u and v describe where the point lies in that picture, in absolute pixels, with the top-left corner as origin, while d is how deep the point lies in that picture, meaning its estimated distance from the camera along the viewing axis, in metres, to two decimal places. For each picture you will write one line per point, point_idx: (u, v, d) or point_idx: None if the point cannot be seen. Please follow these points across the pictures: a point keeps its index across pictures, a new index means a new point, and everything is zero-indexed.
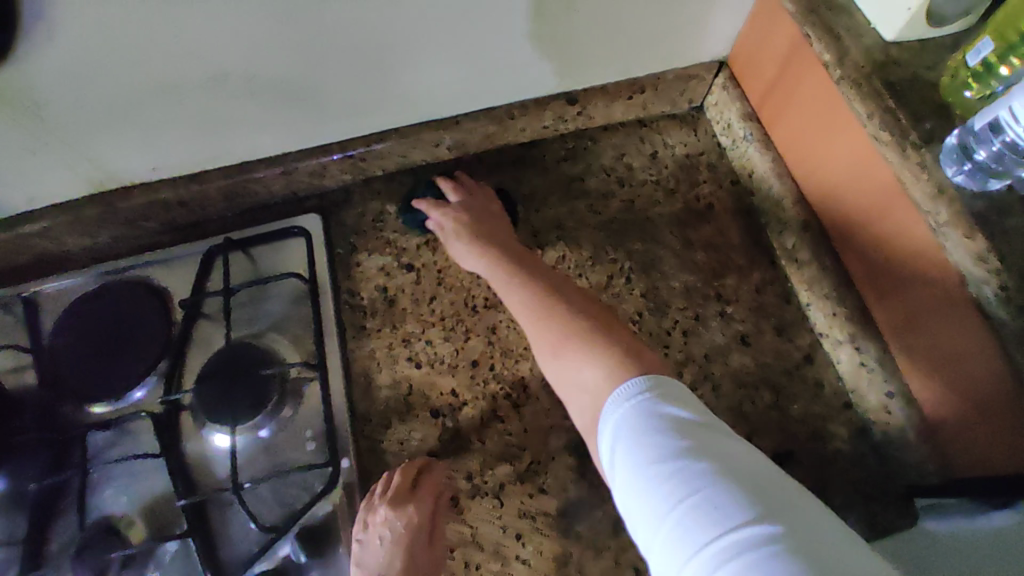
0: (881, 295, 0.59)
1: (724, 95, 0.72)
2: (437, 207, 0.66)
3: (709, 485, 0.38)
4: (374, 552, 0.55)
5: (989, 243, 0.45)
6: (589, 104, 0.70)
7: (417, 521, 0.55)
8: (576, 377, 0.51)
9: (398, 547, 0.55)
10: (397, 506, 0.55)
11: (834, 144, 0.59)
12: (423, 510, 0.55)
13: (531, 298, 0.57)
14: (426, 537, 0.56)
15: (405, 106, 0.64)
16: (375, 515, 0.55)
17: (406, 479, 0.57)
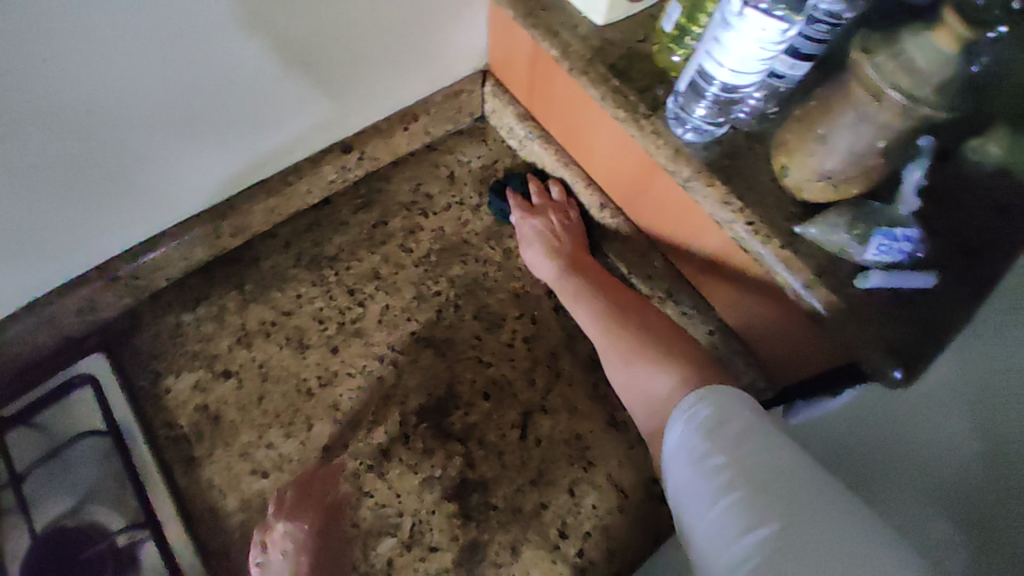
0: (677, 254, 0.63)
1: (498, 101, 0.71)
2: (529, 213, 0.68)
3: (741, 493, 0.42)
4: (278, 569, 0.54)
5: (728, 187, 0.47)
6: (366, 147, 0.67)
7: (315, 529, 0.55)
8: (646, 387, 0.54)
9: (302, 556, 0.54)
10: (293, 514, 0.55)
11: (593, 131, 0.61)
12: (317, 517, 0.56)
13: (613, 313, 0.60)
14: (331, 544, 0.56)
15: (152, 210, 0.57)
16: (274, 528, 0.55)
17: (299, 486, 0.57)
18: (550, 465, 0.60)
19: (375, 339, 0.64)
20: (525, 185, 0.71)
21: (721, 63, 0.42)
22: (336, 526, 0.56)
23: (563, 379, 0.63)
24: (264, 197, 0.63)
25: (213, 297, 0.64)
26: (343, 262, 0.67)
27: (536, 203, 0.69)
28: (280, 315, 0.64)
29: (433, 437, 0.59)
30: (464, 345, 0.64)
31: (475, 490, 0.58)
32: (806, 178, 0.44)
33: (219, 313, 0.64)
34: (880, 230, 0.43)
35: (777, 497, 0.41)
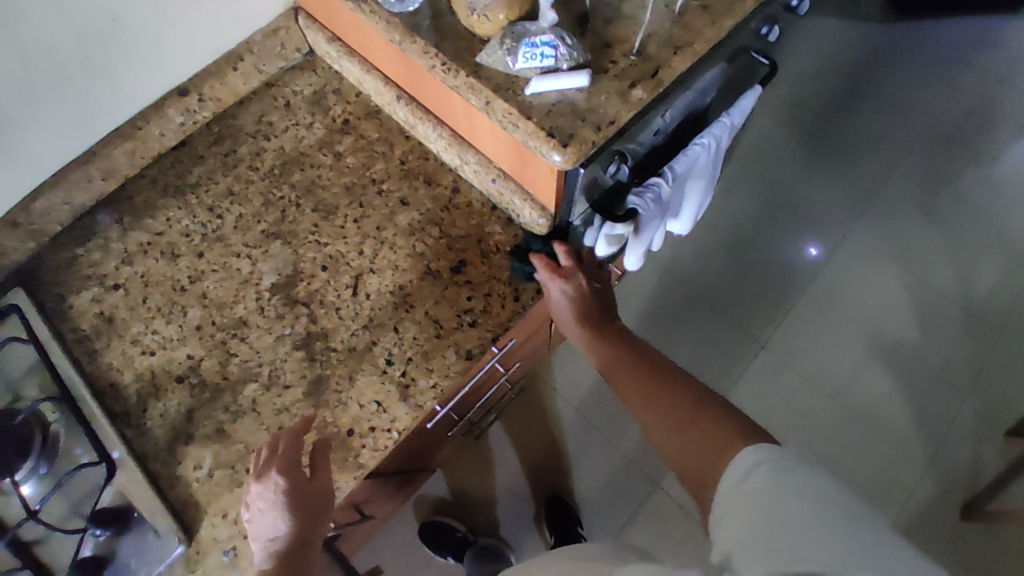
0: (453, 123, 0.73)
1: (311, 32, 0.84)
2: (554, 274, 0.69)
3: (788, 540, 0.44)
4: (261, 523, 0.57)
5: (426, 41, 0.58)
6: (203, 90, 0.81)
7: (286, 482, 0.57)
8: (661, 440, 0.56)
9: (279, 513, 0.56)
10: (264, 477, 0.57)
11: (365, 31, 0.72)
12: (286, 470, 0.58)
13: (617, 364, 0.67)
14: (305, 492, 0.58)
15: (27, 162, 0.71)
16: (249, 493, 0.57)
17: (271, 449, 0.59)
18: (378, 311, 0.71)
19: (232, 241, 0.77)
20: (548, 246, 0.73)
21: None
22: (309, 476, 0.59)
23: (386, 245, 0.75)
24: (121, 143, 0.77)
25: (98, 232, 0.79)
26: (202, 188, 0.81)
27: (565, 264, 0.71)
28: (154, 236, 0.78)
29: (284, 304, 0.73)
30: (305, 232, 0.77)
31: (319, 338, 0.71)
32: (467, 15, 0.55)
33: (105, 243, 0.78)
34: (521, 42, 0.53)
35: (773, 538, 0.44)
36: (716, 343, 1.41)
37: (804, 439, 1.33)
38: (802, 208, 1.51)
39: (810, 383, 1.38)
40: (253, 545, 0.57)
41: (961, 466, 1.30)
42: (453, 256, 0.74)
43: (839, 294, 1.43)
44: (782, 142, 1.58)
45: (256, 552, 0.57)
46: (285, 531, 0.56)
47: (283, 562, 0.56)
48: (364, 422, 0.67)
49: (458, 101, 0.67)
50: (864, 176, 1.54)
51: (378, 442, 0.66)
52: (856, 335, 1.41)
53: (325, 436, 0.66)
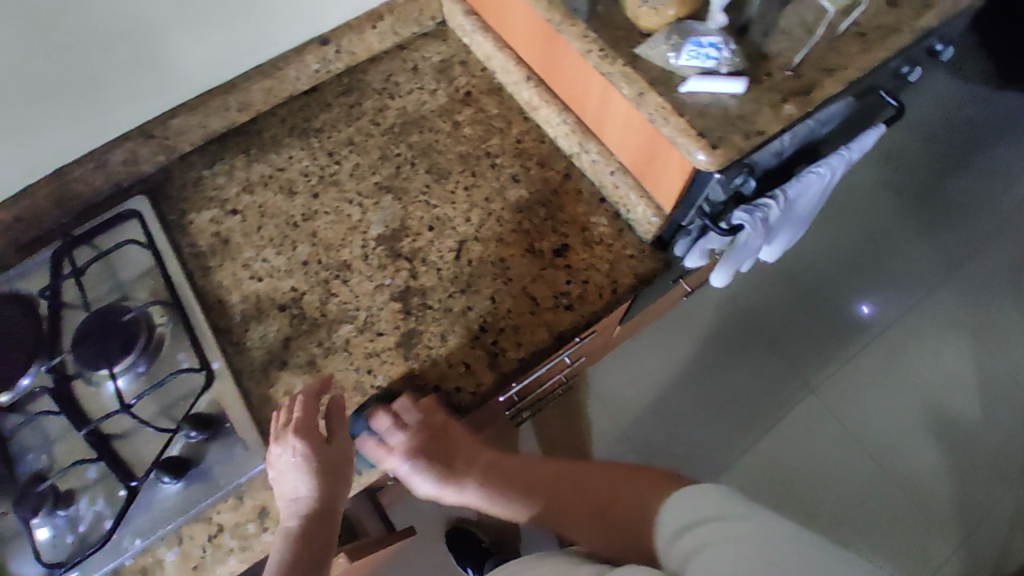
0: (583, 107, 0.74)
1: (450, 4, 0.87)
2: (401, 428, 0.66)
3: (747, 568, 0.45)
4: (283, 482, 0.62)
5: (586, 26, 0.60)
6: (341, 42, 0.84)
7: (304, 445, 0.61)
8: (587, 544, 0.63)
9: (298, 474, 0.61)
10: (283, 440, 0.62)
11: (513, 7, 0.74)
12: (304, 433, 0.62)
13: (581, 487, 0.67)
14: (324, 454, 0.62)
15: (177, 81, 0.76)
16: (271, 455, 0.62)
17: (289, 416, 0.64)
18: (478, 278, 0.74)
19: (347, 188, 0.80)
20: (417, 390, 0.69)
21: None
22: (327, 439, 0.63)
23: (493, 217, 0.77)
24: (260, 78, 0.81)
25: (226, 158, 0.83)
26: (324, 133, 0.84)
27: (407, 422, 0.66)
28: (276, 170, 0.82)
29: (387, 255, 0.75)
30: (417, 191, 0.79)
31: (417, 294, 0.73)
32: (635, 6, 0.57)
33: (230, 169, 0.82)
34: (689, 39, 0.55)
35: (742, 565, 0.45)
36: (765, 379, 1.39)
37: (837, 492, 1.31)
38: (876, 261, 1.49)
39: (853, 437, 1.35)
40: (280, 502, 0.62)
41: (995, 548, 1.27)
42: (556, 238, 0.76)
43: (901, 353, 1.41)
44: (866, 192, 1.55)
45: (282, 508, 0.62)
46: (305, 491, 0.61)
47: (307, 520, 0.60)
48: (451, 380, 0.69)
49: (599, 86, 0.68)
50: (944, 238, 1.51)
51: (462, 401, 0.68)
52: (912, 398, 1.38)
53: (412, 386, 0.69)
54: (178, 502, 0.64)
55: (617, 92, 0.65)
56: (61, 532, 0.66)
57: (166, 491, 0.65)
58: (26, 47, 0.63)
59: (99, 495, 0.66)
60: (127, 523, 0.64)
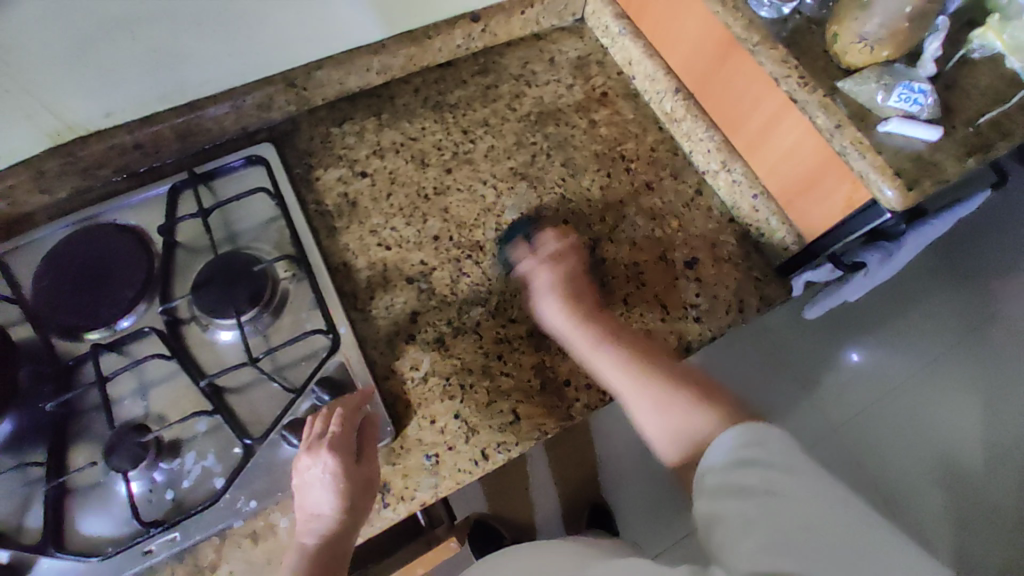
0: (737, 123, 0.74)
1: (597, 3, 0.87)
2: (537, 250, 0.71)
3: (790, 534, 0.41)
4: (307, 495, 0.57)
5: (786, 51, 0.61)
6: (490, 22, 0.83)
7: (336, 464, 0.57)
8: (687, 419, 0.56)
9: (326, 491, 0.56)
10: (315, 453, 0.57)
11: (684, 15, 0.73)
12: (338, 451, 0.57)
13: (642, 359, 0.63)
14: (356, 474, 0.58)
15: (332, 32, 0.74)
16: (301, 463, 0.57)
17: (326, 425, 0.59)
18: (611, 279, 0.73)
19: (481, 168, 0.79)
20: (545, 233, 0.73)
21: None
22: (359, 459, 0.59)
23: (627, 220, 0.77)
24: (407, 44, 0.80)
25: (355, 118, 0.81)
26: (459, 110, 0.83)
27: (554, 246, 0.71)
28: (408, 139, 0.80)
29: (521, 243, 0.74)
30: (552, 183, 0.79)
31: None
32: (849, 42, 0.58)
33: (360, 131, 0.80)
34: (902, 81, 0.57)
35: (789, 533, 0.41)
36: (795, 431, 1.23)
37: None
38: None
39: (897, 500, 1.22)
40: (297, 512, 0.58)
41: None
42: (688, 251, 0.76)
43: (919, 419, 1.27)
44: None
45: (299, 520, 0.58)
46: (328, 511, 0.57)
47: (325, 540, 0.56)
48: (581, 377, 0.68)
49: (770, 111, 0.68)
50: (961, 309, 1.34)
51: (590, 401, 0.67)
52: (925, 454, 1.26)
53: (542, 377, 0.68)
54: None
55: (798, 111, 0.64)
56: (161, 486, 0.61)
57: (285, 453, 0.62)
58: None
59: (209, 450, 0.63)
60: (241, 483, 0.61)
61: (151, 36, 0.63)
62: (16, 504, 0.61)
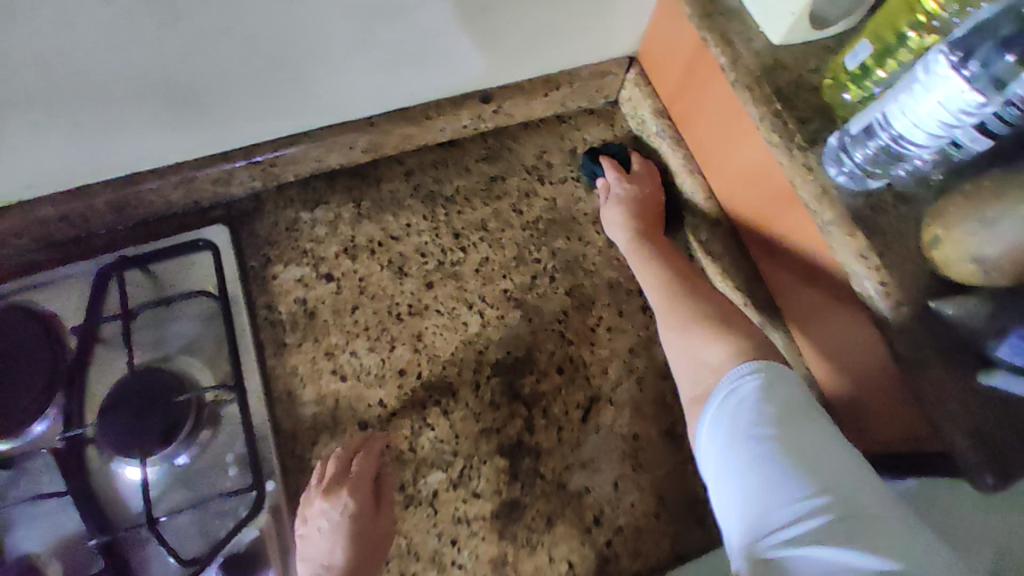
0: (791, 286, 0.61)
1: (636, 91, 0.73)
2: (618, 171, 0.70)
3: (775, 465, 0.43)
4: (314, 542, 0.55)
5: (868, 240, 0.47)
6: (504, 102, 0.70)
7: (354, 509, 0.55)
8: (700, 353, 0.56)
9: (335, 538, 0.54)
10: (328, 493, 0.55)
11: (739, 142, 0.60)
12: (359, 496, 0.55)
13: (686, 291, 0.62)
14: (368, 528, 0.55)
15: (309, 108, 0.61)
16: (311, 506, 0.55)
17: (341, 466, 0.57)
18: (603, 454, 0.61)
19: (469, 286, 0.66)
20: (624, 155, 0.73)
21: (895, 106, 0.43)
22: (376, 507, 0.56)
23: (634, 376, 0.65)
24: (401, 123, 0.66)
25: (330, 202, 0.69)
26: (456, 206, 0.70)
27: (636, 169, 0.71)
28: (389, 238, 0.68)
29: (502, 393, 0.62)
30: (549, 317, 0.66)
31: (528, 454, 0.61)
32: (957, 256, 0.43)
33: (334, 220, 0.68)
34: (1018, 333, 0.41)
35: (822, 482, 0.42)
36: None
37: None
38: None
39: None
40: (302, 563, 0.55)
41: None
42: None
43: None
44: None
45: (304, 574, 0.55)
46: (336, 561, 0.54)
47: None
48: None
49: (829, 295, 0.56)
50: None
51: None
52: None
53: None
54: None
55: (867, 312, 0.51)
56: None
57: None
58: (143, 41, 0.47)
59: None
60: None
61: (70, 105, 0.50)
62: None
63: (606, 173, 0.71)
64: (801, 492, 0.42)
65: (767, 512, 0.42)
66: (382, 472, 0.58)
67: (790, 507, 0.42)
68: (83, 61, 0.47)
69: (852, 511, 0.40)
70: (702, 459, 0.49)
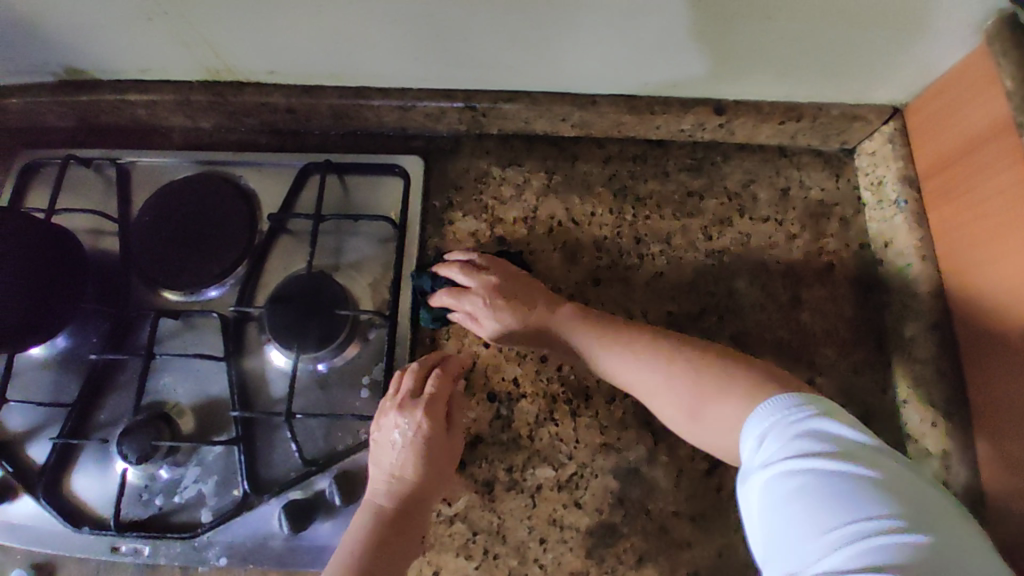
0: (1001, 424, 0.52)
1: (886, 148, 0.64)
2: (456, 295, 0.58)
3: (843, 485, 0.37)
4: (384, 452, 0.54)
5: None
6: (734, 119, 0.64)
7: (428, 426, 0.54)
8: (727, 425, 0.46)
9: (407, 450, 0.53)
10: (404, 408, 0.54)
11: (1013, 245, 0.50)
12: (433, 415, 0.54)
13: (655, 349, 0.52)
14: (441, 446, 0.54)
15: (542, 71, 0.59)
16: (386, 417, 0.54)
17: (416, 385, 0.55)
18: (716, 515, 0.57)
19: (634, 296, 0.63)
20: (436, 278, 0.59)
21: None
22: (447, 431, 0.55)
23: None
24: (622, 110, 0.63)
25: (523, 166, 0.67)
26: (645, 210, 0.66)
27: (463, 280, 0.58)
28: (570, 221, 0.65)
29: (635, 416, 0.59)
30: None
31: (640, 485, 0.58)
32: None
33: (521, 185, 0.66)
34: None
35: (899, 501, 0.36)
36: None
37: None
38: None
39: None
40: (373, 472, 0.54)
41: None
42: None
43: None
44: None
45: (372, 481, 0.53)
46: (408, 473, 0.53)
47: (395, 504, 0.52)
48: None
49: None
50: None
51: None
52: None
53: None
54: (279, 552, 0.54)
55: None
56: (155, 487, 0.57)
57: (274, 527, 0.54)
58: None
59: (213, 476, 0.56)
60: (223, 531, 0.55)
61: (343, 8, 0.52)
62: (34, 421, 0.60)
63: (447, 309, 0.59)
64: (875, 509, 0.35)
65: (834, 529, 0.35)
66: (454, 395, 0.57)
67: (864, 523, 0.35)
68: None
69: (945, 537, 0.35)
70: (743, 489, 0.41)
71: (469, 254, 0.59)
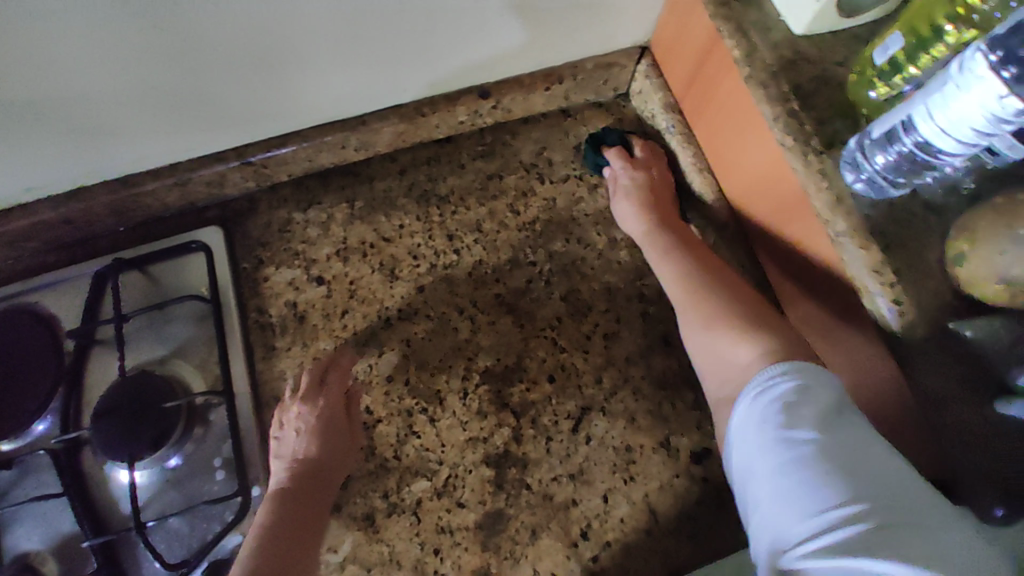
0: None
1: (647, 84, 0.68)
2: (621, 158, 0.68)
3: (823, 471, 0.39)
4: (288, 445, 0.56)
5: (884, 257, 0.44)
6: (503, 98, 0.66)
7: (327, 413, 0.57)
8: (728, 355, 0.52)
9: (309, 439, 0.56)
10: (308, 400, 0.58)
11: (750, 143, 0.56)
12: (332, 403, 0.58)
13: (695, 277, 0.58)
14: (337, 432, 0.57)
15: (298, 108, 0.60)
16: (288, 413, 0.57)
17: (315, 377, 0.59)
18: (592, 466, 0.60)
19: (460, 290, 0.64)
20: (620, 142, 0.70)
21: (924, 109, 0.38)
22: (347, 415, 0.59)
23: (629, 387, 0.62)
24: (394, 121, 0.64)
25: (323, 204, 0.67)
26: (450, 206, 0.68)
27: (638, 155, 0.69)
28: (380, 240, 0.66)
29: (491, 402, 0.60)
30: (543, 323, 0.63)
31: (514, 464, 0.59)
32: (984, 274, 0.42)
33: (326, 221, 0.67)
34: None
35: (878, 493, 0.38)
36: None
37: None
38: None
39: None
40: (275, 466, 0.56)
41: None
42: (699, 440, 0.61)
43: None
44: None
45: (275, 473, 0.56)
46: (309, 457, 0.55)
47: (297, 488, 0.54)
48: None
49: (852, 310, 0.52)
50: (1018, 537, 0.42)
51: None
52: None
53: None
54: None
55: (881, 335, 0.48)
56: None
57: None
58: (123, 52, 0.47)
59: None
60: None
61: (60, 112, 0.50)
62: None
63: (609, 162, 0.68)
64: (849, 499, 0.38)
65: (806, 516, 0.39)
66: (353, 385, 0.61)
67: (844, 513, 0.38)
68: (77, 69, 0.47)
69: (918, 530, 0.36)
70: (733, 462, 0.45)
71: (649, 146, 0.70)
